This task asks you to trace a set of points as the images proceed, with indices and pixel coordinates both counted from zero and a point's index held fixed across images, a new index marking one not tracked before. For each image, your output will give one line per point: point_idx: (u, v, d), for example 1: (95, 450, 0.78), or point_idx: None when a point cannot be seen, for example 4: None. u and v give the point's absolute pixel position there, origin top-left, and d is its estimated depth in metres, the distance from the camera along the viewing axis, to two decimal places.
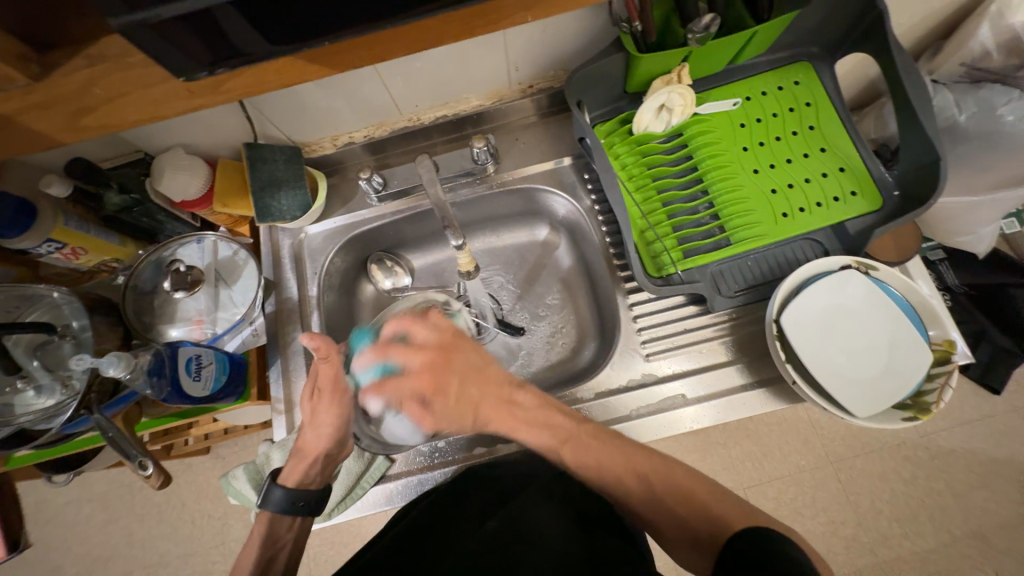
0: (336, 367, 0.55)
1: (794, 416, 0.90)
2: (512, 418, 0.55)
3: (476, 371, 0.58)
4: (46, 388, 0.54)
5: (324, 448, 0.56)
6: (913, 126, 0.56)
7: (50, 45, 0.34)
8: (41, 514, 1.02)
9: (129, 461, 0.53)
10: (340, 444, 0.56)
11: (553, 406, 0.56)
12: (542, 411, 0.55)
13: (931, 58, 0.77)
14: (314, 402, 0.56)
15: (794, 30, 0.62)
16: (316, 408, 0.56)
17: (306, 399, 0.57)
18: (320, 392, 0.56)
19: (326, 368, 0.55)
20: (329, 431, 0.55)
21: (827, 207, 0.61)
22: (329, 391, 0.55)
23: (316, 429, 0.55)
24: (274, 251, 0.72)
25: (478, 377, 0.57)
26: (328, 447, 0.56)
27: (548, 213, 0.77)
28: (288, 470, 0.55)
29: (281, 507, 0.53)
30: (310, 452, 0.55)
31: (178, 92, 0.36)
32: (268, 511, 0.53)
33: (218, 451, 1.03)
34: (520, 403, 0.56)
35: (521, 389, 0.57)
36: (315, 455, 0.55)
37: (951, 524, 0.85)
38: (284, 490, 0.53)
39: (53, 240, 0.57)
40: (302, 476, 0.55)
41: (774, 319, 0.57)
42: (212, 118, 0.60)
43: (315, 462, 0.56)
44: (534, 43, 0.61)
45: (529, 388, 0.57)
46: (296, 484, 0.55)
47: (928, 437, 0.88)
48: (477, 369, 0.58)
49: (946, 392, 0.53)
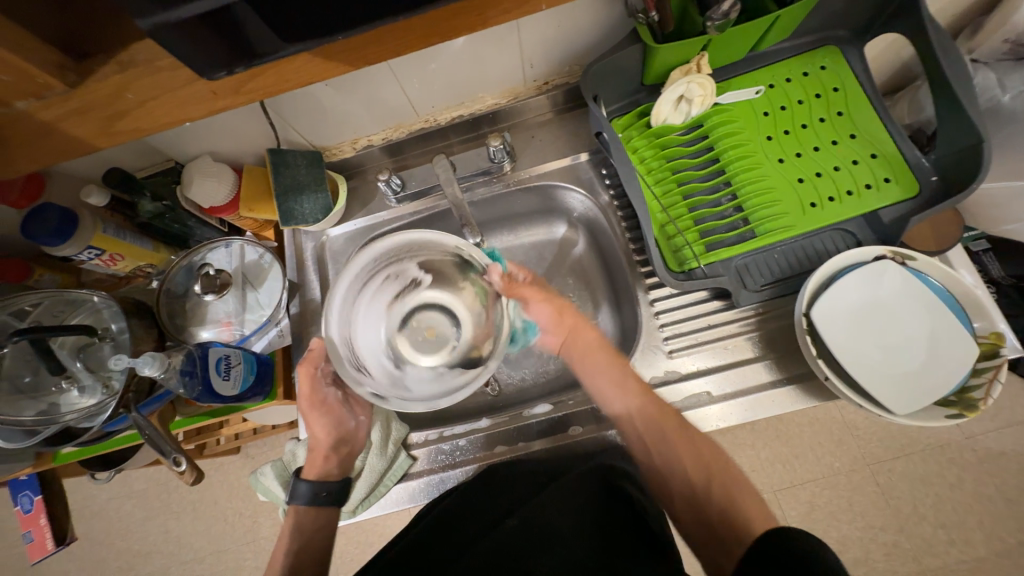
0: (311, 377, 0.56)
1: (827, 416, 0.87)
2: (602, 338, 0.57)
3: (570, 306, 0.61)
4: (89, 389, 0.57)
5: (333, 444, 0.57)
6: (951, 108, 0.54)
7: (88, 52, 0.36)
8: (86, 511, 1.07)
9: (164, 458, 0.55)
10: (347, 436, 0.58)
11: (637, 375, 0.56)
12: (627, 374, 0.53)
13: (971, 35, 0.73)
14: (302, 410, 0.57)
15: (819, 13, 0.60)
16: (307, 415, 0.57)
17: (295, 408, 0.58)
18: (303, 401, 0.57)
19: (303, 376, 0.55)
20: (329, 429, 0.56)
21: (859, 196, 0.59)
22: (311, 401, 0.56)
23: (314, 432, 0.56)
24: (297, 254, 0.74)
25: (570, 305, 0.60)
26: (336, 444, 0.57)
27: (565, 211, 0.76)
28: (309, 465, 0.57)
29: (306, 500, 0.54)
30: (321, 449, 0.57)
31: (203, 94, 0.38)
32: (298, 504, 0.54)
33: (247, 451, 1.06)
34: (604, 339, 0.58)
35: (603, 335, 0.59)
36: (325, 452, 0.56)
37: (1002, 531, 0.79)
38: (308, 484, 0.54)
39: (93, 247, 0.60)
40: (321, 470, 0.57)
41: (803, 313, 0.55)
42: (237, 126, 0.62)
43: (329, 457, 0.57)
44: (549, 38, 0.61)
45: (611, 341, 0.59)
46: (318, 477, 0.56)
47: (975, 439, 0.83)
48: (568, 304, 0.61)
49: (994, 388, 0.50)
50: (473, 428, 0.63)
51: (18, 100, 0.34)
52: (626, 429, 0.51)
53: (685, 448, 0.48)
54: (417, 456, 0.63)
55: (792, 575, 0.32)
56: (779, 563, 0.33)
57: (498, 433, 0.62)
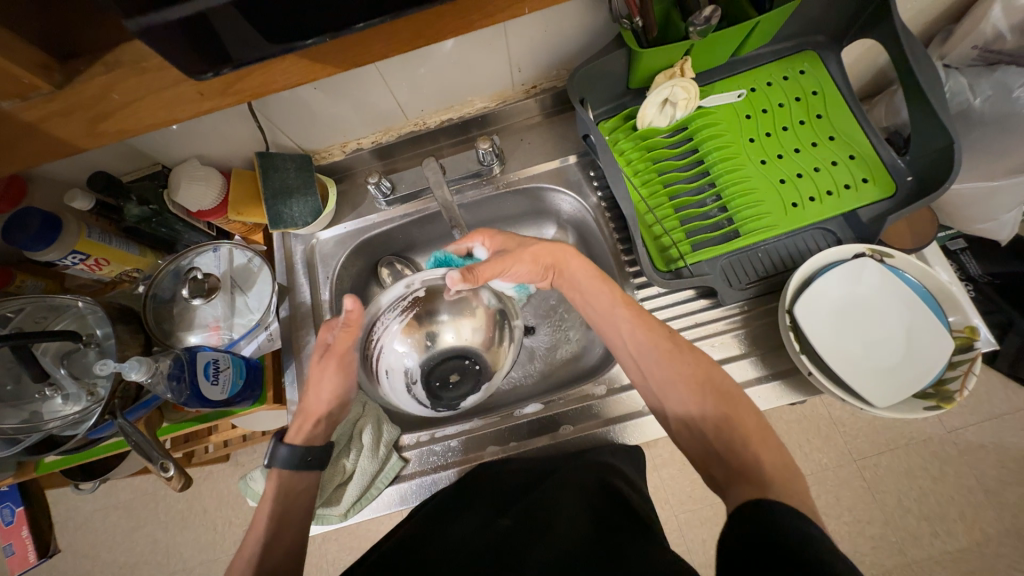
0: (351, 338, 0.58)
1: (813, 412, 0.89)
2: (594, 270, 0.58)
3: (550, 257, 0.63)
4: (73, 396, 0.56)
5: (327, 410, 0.59)
6: (924, 110, 0.56)
7: (74, 52, 0.36)
8: (70, 522, 1.05)
9: (151, 463, 0.54)
10: (343, 405, 0.60)
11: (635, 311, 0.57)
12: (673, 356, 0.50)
13: (943, 42, 0.75)
14: (322, 365, 0.59)
15: (797, 19, 0.61)
16: (322, 372, 0.59)
17: (315, 359, 0.59)
18: (328, 356, 0.59)
19: (343, 337, 0.57)
20: (331, 394, 0.59)
21: (838, 196, 0.60)
22: (336, 358, 0.59)
23: (321, 392, 0.58)
24: (287, 257, 0.73)
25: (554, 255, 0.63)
26: (330, 409, 0.59)
27: (553, 212, 0.77)
28: (296, 429, 0.58)
29: (288, 463, 0.54)
30: (314, 412, 0.59)
31: (190, 95, 0.38)
32: (279, 469, 0.54)
33: (237, 458, 1.05)
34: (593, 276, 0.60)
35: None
36: (319, 414, 0.59)
37: (984, 523, 0.81)
38: (289, 448, 0.54)
39: (77, 252, 0.59)
40: (307, 435, 0.58)
41: (786, 310, 0.56)
42: (225, 129, 0.62)
43: (318, 423, 0.59)
44: (536, 42, 0.62)
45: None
46: (302, 441, 0.57)
47: (955, 432, 0.85)
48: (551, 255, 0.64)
49: (969, 380, 0.51)
50: (464, 429, 0.63)
51: (3, 100, 0.34)
52: (680, 418, 0.48)
53: (681, 370, 0.49)
54: (408, 458, 0.62)
55: (768, 548, 0.32)
56: (757, 531, 0.34)
57: (490, 433, 0.62)
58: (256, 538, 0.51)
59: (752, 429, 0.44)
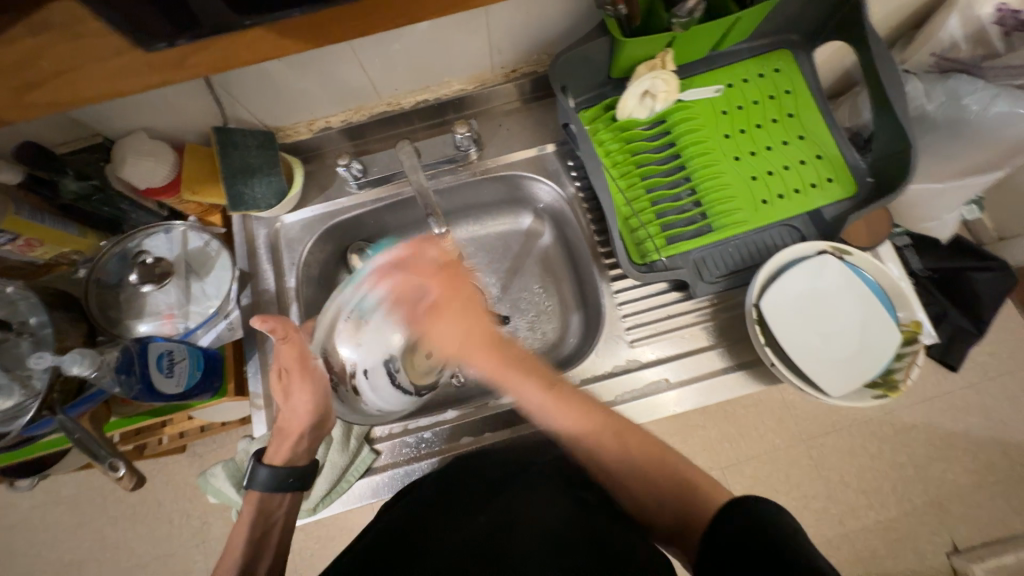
0: (300, 344, 0.53)
1: (769, 397, 0.94)
2: (496, 359, 0.52)
3: (476, 304, 0.56)
4: (1, 390, 0.49)
5: (307, 425, 0.54)
6: (885, 114, 0.58)
7: None
8: (6, 520, 0.98)
9: (97, 462, 0.51)
10: (324, 417, 0.55)
11: (542, 362, 0.54)
12: (585, 402, 0.50)
13: (903, 47, 0.79)
14: (285, 382, 0.54)
15: (774, 17, 0.62)
16: (289, 388, 0.54)
17: (276, 380, 0.55)
18: (288, 372, 0.54)
19: (287, 348, 0.53)
20: (308, 409, 0.54)
21: (805, 194, 0.62)
22: (296, 369, 0.53)
23: (294, 409, 0.54)
24: (248, 241, 0.69)
25: (474, 308, 0.55)
26: (310, 424, 0.54)
27: (531, 201, 0.76)
28: (275, 449, 0.54)
29: (268, 486, 0.52)
30: (293, 431, 0.54)
31: (141, 66, 0.36)
32: (257, 491, 0.52)
33: (193, 449, 1.00)
34: (506, 347, 0.54)
35: (510, 341, 0.55)
36: (299, 431, 0.54)
37: (912, 495, 0.89)
38: (270, 470, 0.52)
39: (4, 231, 0.53)
40: (288, 454, 0.55)
41: (754, 303, 0.58)
42: (176, 100, 0.57)
43: (299, 440, 0.55)
44: (517, 25, 0.60)
45: (517, 341, 0.55)
46: (284, 462, 0.54)
47: (893, 414, 0.92)
48: (474, 298, 0.56)
49: (912, 370, 0.56)
50: (438, 420, 0.62)
51: None
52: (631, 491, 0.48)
53: (587, 420, 0.49)
54: (380, 449, 0.61)
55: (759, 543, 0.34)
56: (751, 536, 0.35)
57: (463, 425, 0.61)
58: (233, 560, 0.50)
59: (661, 473, 0.48)
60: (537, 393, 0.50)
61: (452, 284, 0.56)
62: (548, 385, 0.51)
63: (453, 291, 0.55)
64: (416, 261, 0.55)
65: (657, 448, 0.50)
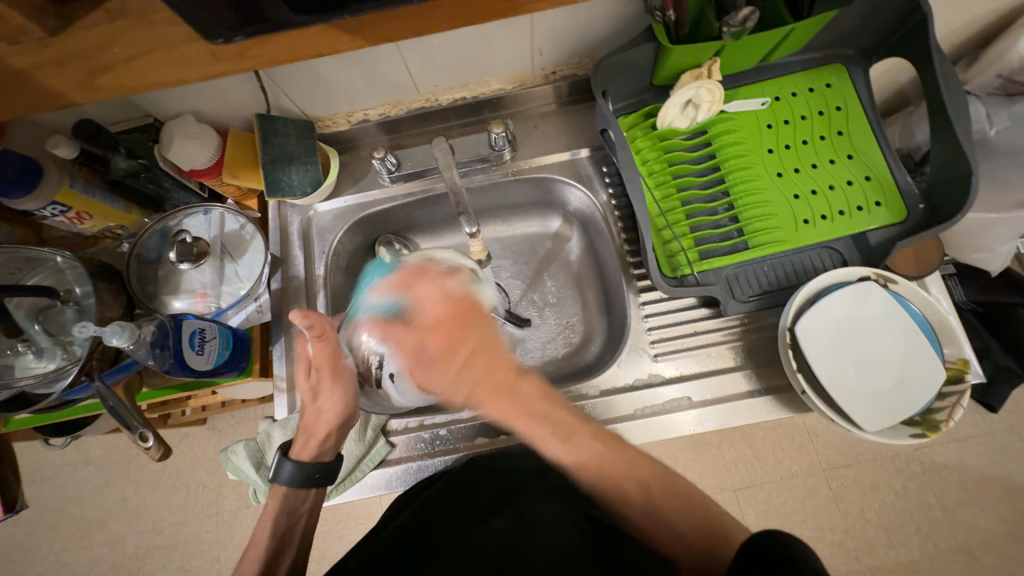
0: (331, 344, 0.54)
1: (791, 422, 0.91)
2: (507, 405, 0.47)
3: (484, 349, 0.49)
4: (46, 352, 0.53)
5: (334, 424, 0.54)
6: (945, 138, 0.55)
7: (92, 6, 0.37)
8: (37, 475, 1.03)
9: (130, 431, 0.52)
10: (351, 417, 0.55)
11: (561, 403, 0.48)
12: (602, 449, 0.46)
13: (966, 67, 0.75)
14: (314, 379, 0.54)
15: (831, 31, 0.60)
16: (319, 386, 0.54)
17: (302, 377, 0.55)
18: (318, 370, 0.54)
19: (320, 346, 0.53)
20: (336, 409, 0.54)
21: (850, 216, 0.60)
22: (328, 369, 0.54)
23: (322, 408, 0.54)
24: (281, 227, 0.70)
25: (485, 353, 0.49)
26: (337, 424, 0.54)
27: (561, 205, 0.75)
28: (301, 446, 0.55)
29: (293, 481, 0.53)
30: (320, 431, 0.54)
31: (200, 55, 0.39)
32: (282, 486, 0.53)
33: (214, 423, 1.03)
34: (520, 390, 0.48)
35: (528, 376, 0.49)
36: (327, 432, 0.54)
37: (937, 537, 0.85)
38: (296, 466, 0.53)
39: (58, 204, 0.56)
40: (314, 451, 0.54)
41: (787, 327, 0.56)
42: (223, 87, 0.58)
43: (326, 439, 0.54)
44: (560, 27, 0.59)
45: (533, 375, 0.49)
46: (311, 458, 0.54)
47: (924, 451, 0.88)
48: (484, 346, 0.49)
49: (956, 411, 0.53)
50: (454, 419, 0.62)
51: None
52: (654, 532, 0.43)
53: (590, 457, 0.45)
54: (395, 442, 0.62)
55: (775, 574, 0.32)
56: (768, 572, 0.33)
57: (479, 425, 0.61)
58: (258, 553, 0.51)
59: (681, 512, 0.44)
60: (549, 442, 0.46)
61: (445, 334, 0.51)
62: (560, 437, 0.46)
63: (448, 341, 0.50)
64: (413, 305, 0.53)
65: (688, 488, 0.45)
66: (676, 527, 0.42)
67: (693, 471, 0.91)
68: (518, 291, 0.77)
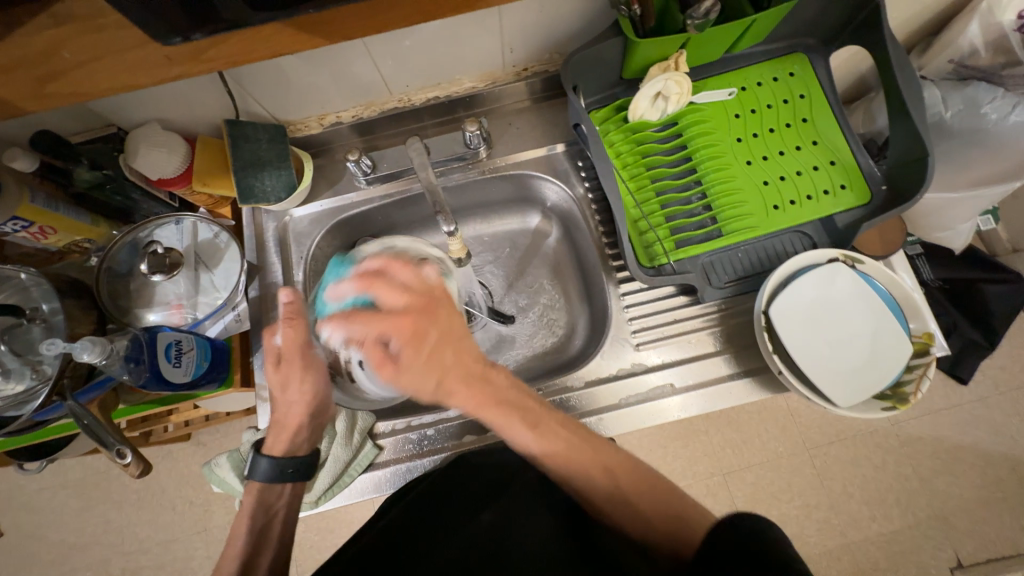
0: (302, 331, 0.52)
1: (774, 404, 0.93)
2: (479, 396, 0.47)
3: (452, 345, 0.47)
4: (14, 373, 0.51)
5: (306, 415, 0.54)
6: (902, 122, 0.57)
7: None
8: (14, 501, 0.99)
9: (107, 449, 0.51)
10: (322, 408, 0.55)
11: (529, 394, 0.50)
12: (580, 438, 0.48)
13: (921, 53, 0.78)
14: (283, 373, 0.53)
15: (792, 20, 0.62)
16: (286, 378, 0.53)
17: (272, 368, 0.53)
18: (288, 362, 0.52)
19: (291, 332, 0.51)
20: (306, 401, 0.53)
21: (817, 200, 0.62)
22: (299, 361, 0.52)
23: (291, 401, 0.53)
24: (257, 234, 0.69)
25: (454, 346, 0.47)
26: (308, 416, 0.54)
27: (539, 201, 0.76)
28: (274, 441, 0.54)
29: (269, 476, 0.53)
30: (291, 423, 0.54)
31: (156, 58, 0.38)
32: (258, 481, 0.53)
33: (199, 438, 1.01)
34: (492, 382, 0.49)
35: (495, 367, 0.50)
36: (297, 425, 0.54)
37: (915, 507, 0.88)
38: (270, 461, 0.53)
39: (19, 218, 0.54)
40: (287, 445, 0.55)
41: (762, 310, 0.58)
42: (189, 93, 0.57)
43: (298, 432, 0.54)
44: (529, 24, 0.59)
45: (502, 368, 0.50)
46: (284, 452, 0.54)
47: (899, 424, 0.91)
48: (454, 338, 0.47)
49: (923, 382, 0.55)
50: (442, 418, 0.62)
51: None
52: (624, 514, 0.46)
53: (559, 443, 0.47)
54: (383, 445, 0.61)
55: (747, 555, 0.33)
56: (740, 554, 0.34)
57: (467, 423, 0.61)
58: (235, 552, 0.50)
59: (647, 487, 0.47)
60: (522, 432, 0.47)
61: (417, 328, 0.46)
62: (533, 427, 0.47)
63: (418, 338, 0.46)
64: (378, 296, 0.47)
65: (658, 478, 0.48)
66: (643, 510, 0.45)
67: (682, 457, 0.93)
68: (501, 288, 0.77)
